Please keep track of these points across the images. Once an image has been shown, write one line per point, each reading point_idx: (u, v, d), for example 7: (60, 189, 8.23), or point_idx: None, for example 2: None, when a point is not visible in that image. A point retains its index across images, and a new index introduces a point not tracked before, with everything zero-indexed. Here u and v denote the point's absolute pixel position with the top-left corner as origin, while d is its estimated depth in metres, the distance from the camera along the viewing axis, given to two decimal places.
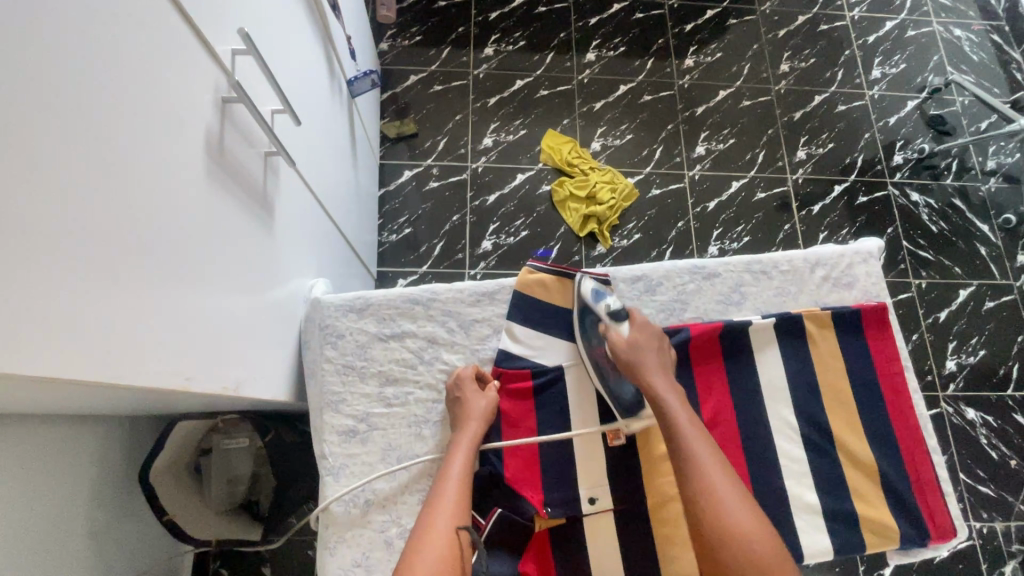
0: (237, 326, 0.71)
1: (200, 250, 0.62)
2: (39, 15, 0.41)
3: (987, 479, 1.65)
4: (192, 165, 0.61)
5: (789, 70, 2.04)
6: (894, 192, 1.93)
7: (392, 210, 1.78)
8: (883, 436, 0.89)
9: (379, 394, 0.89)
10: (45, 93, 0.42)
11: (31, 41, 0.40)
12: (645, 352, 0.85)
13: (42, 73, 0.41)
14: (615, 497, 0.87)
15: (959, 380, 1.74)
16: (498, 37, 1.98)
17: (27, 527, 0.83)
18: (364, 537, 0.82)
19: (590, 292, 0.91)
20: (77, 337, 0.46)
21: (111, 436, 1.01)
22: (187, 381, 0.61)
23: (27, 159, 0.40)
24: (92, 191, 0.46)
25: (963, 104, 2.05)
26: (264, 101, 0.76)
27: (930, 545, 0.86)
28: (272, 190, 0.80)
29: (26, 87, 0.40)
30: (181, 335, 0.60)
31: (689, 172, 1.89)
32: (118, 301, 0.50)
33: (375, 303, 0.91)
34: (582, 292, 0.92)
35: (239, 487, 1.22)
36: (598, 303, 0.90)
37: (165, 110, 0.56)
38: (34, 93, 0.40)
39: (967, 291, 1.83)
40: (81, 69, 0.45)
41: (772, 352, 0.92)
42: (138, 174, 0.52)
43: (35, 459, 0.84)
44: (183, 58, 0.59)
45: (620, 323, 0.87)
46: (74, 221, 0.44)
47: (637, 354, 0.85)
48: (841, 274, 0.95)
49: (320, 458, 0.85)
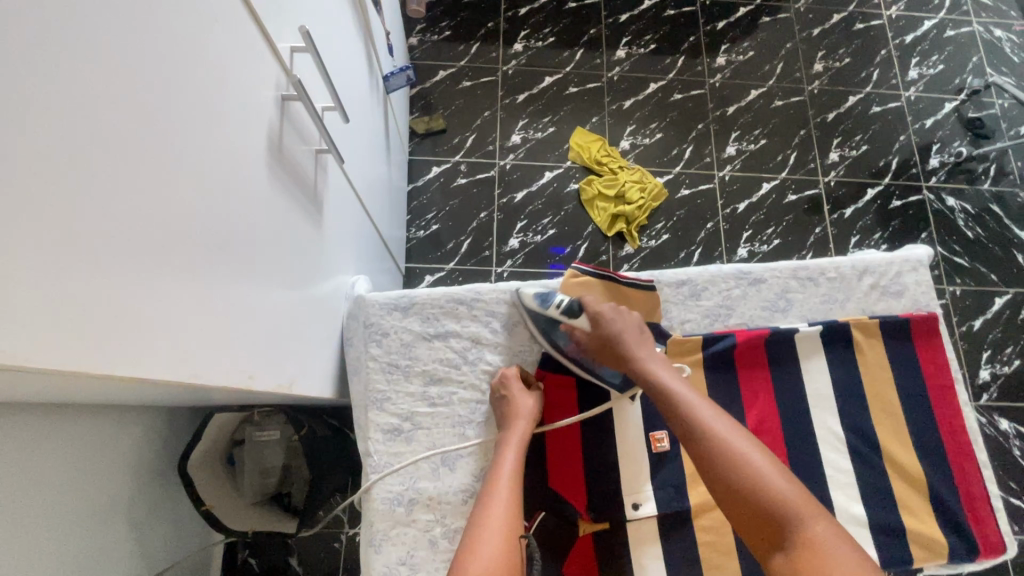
0: (289, 324, 0.72)
1: (260, 250, 0.63)
2: (120, 21, 0.42)
3: (1019, 491, 1.62)
4: (255, 166, 0.61)
5: (823, 70, 2.01)
6: (930, 196, 1.89)
7: (420, 206, 1.78)
8: (931, 448, 0.87)
9: (423, 393, 0.89)
10: (125, 97, 0.42)
11: (113, 41, 0.41)
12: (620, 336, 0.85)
13: (119, 73, 0.41)
14: (658, 503, 0.86)
15: (992, 390, 1.71)
16: (528, 33, 1.96)
17: (68, 519, 0.84)
18: (407, 536, 0.82)
19: (535, 300, 0.90)
20: (151, 335, 0.47)
21: (151, 426, 1.03)
22: (248, 379, 0.62)
23: (107, 162, 0.40)
24: (166, 191, 0.47)
25: (1002, 107, 2.00)
26: (317, 98, 0.75)
27: (978, 560, 0.84)
28: (323, 186, 0.80)
29: (108, 91, 0.40)
30: (242, 333, 0.61)
31: (719, 172, 1.86)
32: (188, 299, 0.51)
33: (419, 301, 0.91)
34: (528, 301, 0.90)
35: (271, 478, 1.22)
36: (547, 307, 0.89)
37: (231, 109, 0.56)
38: (116, 98, 0.41)
39: (1004, 300, 1.79)
40: (154, 68, 0.45)
41: (818, 360, 0.90)
42: (207, 174, 0.53)
43: (76, 452, 0.85)
44: (248, 57, 0.59)
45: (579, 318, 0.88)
46: (148, 223, 0.45)
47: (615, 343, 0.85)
48: (890, 281, 0.93)
49: (365, 456, 0.86)
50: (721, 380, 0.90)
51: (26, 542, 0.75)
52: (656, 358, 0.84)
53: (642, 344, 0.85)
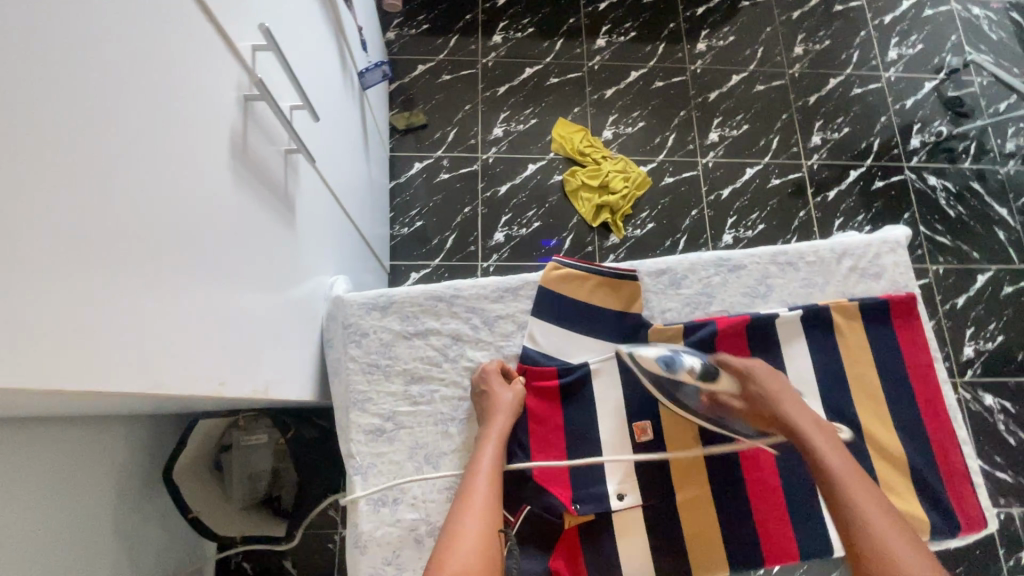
0: (264, 328, 0.70)
1: (226, 254, 0.61)
2: (71, 23, 0.40)
3: (1004, 465, 1.65)
4: (218, 168, 0.60)
5: (803, 54, 2.00)
6: (911, 176, 1.91)
7: (404, 203, 1.77)
8: (912, 427, 0.88)
9: (405, 392, 0.88)
10: (77, 100, 0.41)
11: (63, 43, 0.39)
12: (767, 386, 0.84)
13: (71, 78, 0.40)
14: (644, 492, 0.87)
15: (976, 366, 1.73)
16: (506, 24, 1.94)
17: (52, 539, 0.82)
18: (393, 536, 0.82)
19: (662, 364, 0.84)
20: (115, 346, 0.45)
21: (134, 435, 1.02)
22: (219, 386, 0.60)
23: (62, 169, 0.39)
24: (116, 193, 0.45)
25: (981, 85, 2.01)
26: (284, 97, 0.74)
27: (960, 536, 0.85)
28: (293, 187, 0.79)
29: (59, 95, 0.39)
30: (213, 340, 0.59)
31: (702, 159, 1.86)
32: (150, 307, 0.49)
33: (398, 300, 0.90)
34: (653, 367, 0.84)
35: (260, 483, 1.22)
36: (683, 369, 0.84)
37: (191, 112, 0.55)
38: (70, 104, 0.40)
39: (986, 277, 1.81)
40: (98, 67, 0.43)
41: (799, 344, 0.91)
42: (162, 176, 0.51)
43: (58, 465, 0.83)
44: (203, 54, 0.57)
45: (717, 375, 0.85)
46: (98, 228, 0.43)
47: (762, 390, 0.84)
48: (869, 263, 0.93)
49: (348, 457, 0.85)
50: None
51: (15, 558, 0.75)
52: (807, 417, 0.82)
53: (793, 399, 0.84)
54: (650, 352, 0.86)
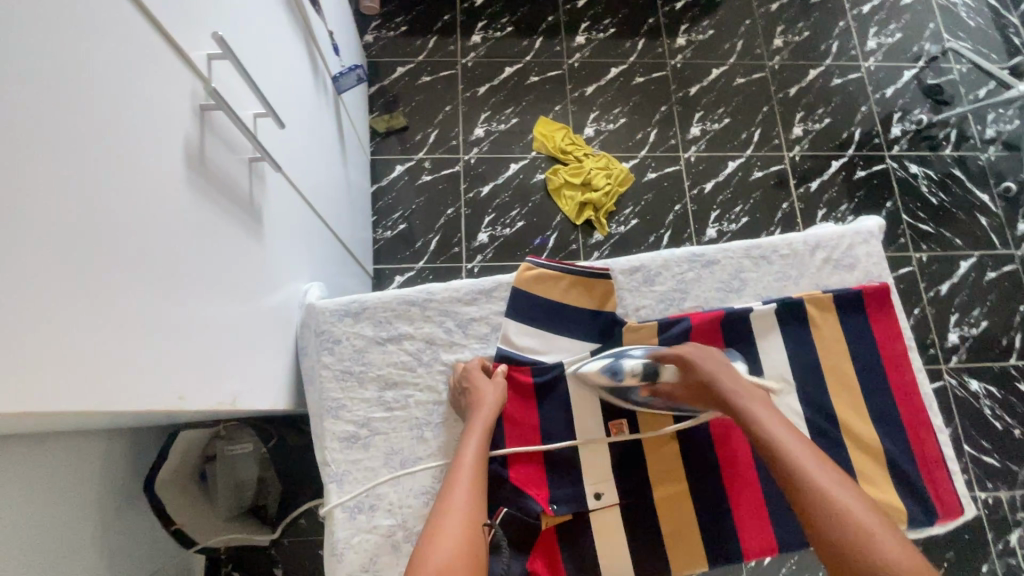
0: (230, 340, 0.70)
1: (183, 266, 0.60)
2: (14, 41, 0.40)
3: (991, 450, 1.66)
4: (173, 180, 0.59)
5: (783, 45, 2.00)
6: (893, 164, 1.91)
7: (386, 207, 1.76)
8: (887, 417, 0.88)
9: (379, 398, 0.88)
10: (23, 119, 0.40)
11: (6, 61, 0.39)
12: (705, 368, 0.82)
13: (17, 97, 0.40)
14: (621, 490, 0.87)
15: (961, 352, 1.74)
16: (485, 24, 1.94)
17: (33, 558, 0.82)
18: (370, 543, 0.81)
19: (602, 371, 0.86)
20: (68, 365, 0.45)
21: (114, 449, 1.01)
22: (179, 400, 0.59)
23: (9, 189, 0.39)
24: (62, 207, 0.44)
25: (960, 72, 2.02)
26: (245, 106, 0.73)
27: (938, 524, 0.85)
28: (259, 196, 0.78)
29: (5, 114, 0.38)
30: (172, 355, 0.58)
31: (684, 154, 1.86)
32: (105, 323, 0.49)
33: (371, 305, 0.90)
34: (594, 374, 0.86)
35: (246, 491, 1.23)
36: (621, 374, 0.84)
37: (142, 124, 0.54)
38: (16, 123, 0.39)
39: (969, 263, 1.82)
40: (39, 80, 0.42)
41: (773, 338, 0.91)
42: (112, 189, 0.50)
43: (37, 481, 0.83)
44: (153, 64, 0.56)
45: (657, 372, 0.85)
46: (43, 244, 0.42)
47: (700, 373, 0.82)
48: (841, 255, 0.94)
49: (323, 466, 0.85)
50: None
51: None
52: (747, 392, 0.79)
53: (732, 373, 0.82)
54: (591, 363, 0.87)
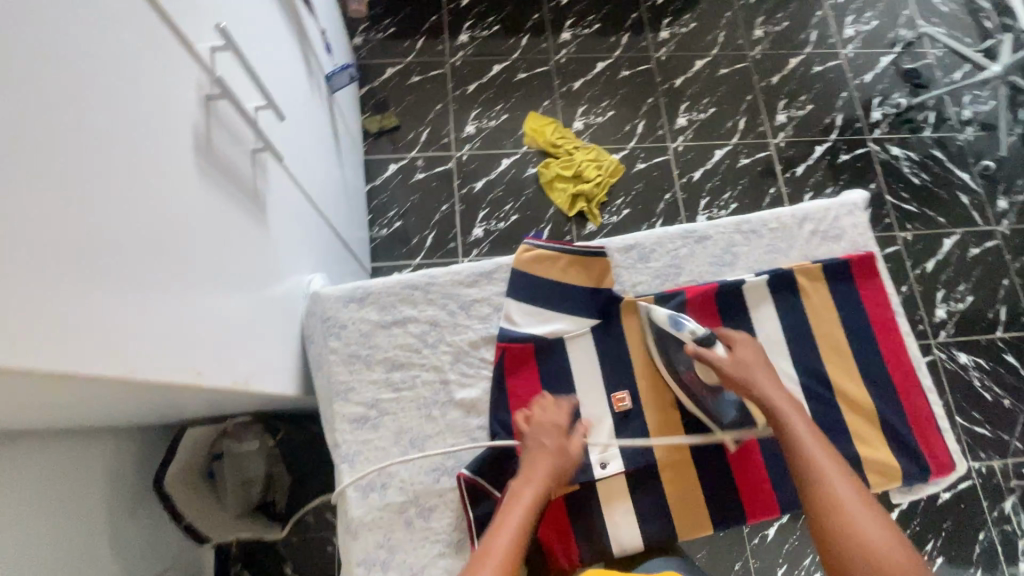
0: (241, 323, 0.72)
1: (194, 250, 0.62)
2: (32, 27, 0.42)
3: (982, 420, 1.70)
4: (183, 167, 0.61)
5: (763, 36, 2.05)
6: (875, 148, 1.96)
7: (381, 205, 1.78)
8: (879, 379, 0.91)
9: (386, 380, 0.90)
10: (42, 103, 0.42)
11: (26, 45, 0.41)
12: (754, 367, 0.84)
13: (36, 81, 0.42)
14: (627, 459, 0.89)
15: (950, 327, 1.78)
16: (471, 24, 1.97)
17: (48, 554, 0.83)
18: (384, 520, 0.83)
19: (666, 321, 0.88)
20: (88, 336, 0.46)
21: (122, 447, 1.02)
22: (196, 375, 0.61)
23: (29, 166, 0.41)
24: (75, 185, 0.45)
25: (936, 57, 2.07)
26: (247, 98, 0.76)
27: (931, 480, 0.88)
28: (263, 186, 0.80)
29: (24, 96, 0.41)
30: (187, 334, 0.60)
31: (672, 144, 1.90)
32: (123, 300, 0.51)
33: (375, 291, 0.92)
34: (658, 319, 0.89)
35: (254, 489, 1.21)
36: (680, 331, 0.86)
37: (154, 113, 0.56)
38: (33, 103, 0.41)
39: (952, 240, 1.87)
40: (50, 63, 0.43)
41: (766, 307, 0.94)
42: (123, 173, 0.51)
43: (47, 476, 0.84)
44: (157, 55, 0.57)
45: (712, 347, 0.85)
46: (56, 223, 0.43)
47: (749, 367, 0.84)
48: (829, 226, 0.97)
49: (334, 447, 0.86)
50: None
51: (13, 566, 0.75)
52: (786, 399, 0.81)
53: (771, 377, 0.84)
54: (662, 310, 0.89)
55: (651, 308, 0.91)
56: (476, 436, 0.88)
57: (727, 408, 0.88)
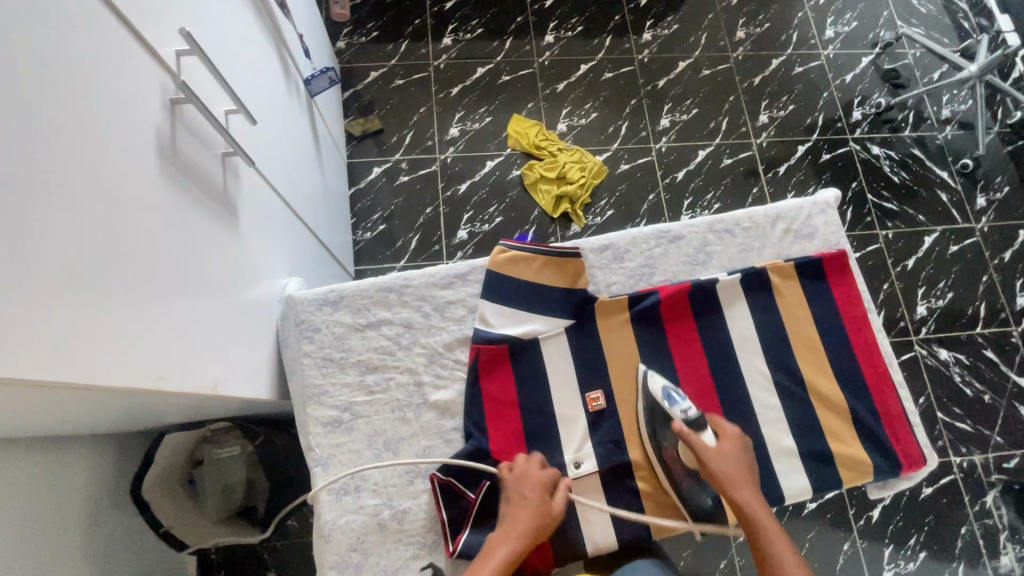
0: (209, 328, 0.71)
1: (158, 254, 0.62)
2: None
3: (963, 416, 1.72)
4: (146, 171, 0.61)
5: (745, 37, 2.07)
6: (856, 147, 1.98)
7: (365, 208, 1.78)
8: (851, 376, 0.92)
9: (360, 382, 0.90)
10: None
11: None
12: (734, 469, 0.80)
13: None
14: (601, 459, 0.89)
15: (930, 324, 1.80)
16: (455, 27, 1.97)
17: (23, 562, 0.82)
18: (357, 522, 0.83)
19: (661, 395, 0.85)
20: (44, 339, 0.46)
21: (100, 454, 1.02)
22: (158, 381, 0.60)
23: None
24: (32, 187, 0.45)
25: (915, 57, 2.10)
26: (217, 103, 0.76)
27: (902, 475, 0.89)
28: (234, 190, 0.80)
29: None
30: (149, 339, 0.59)
31: (655, 145, 1.91)
32: (80, 304, 0.50)
33: (349, 294, 0.92)
34: (654, 391, 0.86)
35: (235, 494, 1.20)
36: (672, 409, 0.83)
37: (116, 117, 0.56)
38: None
39: (932, 238, 1.89)
40: (6, 65, 0.43)
41: (739, 306, 0.95)
42: (83, 176, 0.51)
43: (25, 483, 0.84)
44: (118, 60, 0.57)
45: (701, 435, 0.82)
46: (12, 223, 0.43)
47: (729, 469, 0.80)
48: (801, 225, 0.98)
49: (307, 450, 0.86)
50: (648, 336, 0.94)
51: None
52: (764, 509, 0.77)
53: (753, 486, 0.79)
54: (659, 381, 0.87)
55: (649, 376, 0.89)
56: (451, 437, 0.89)
57: (703, 496, 0.87)
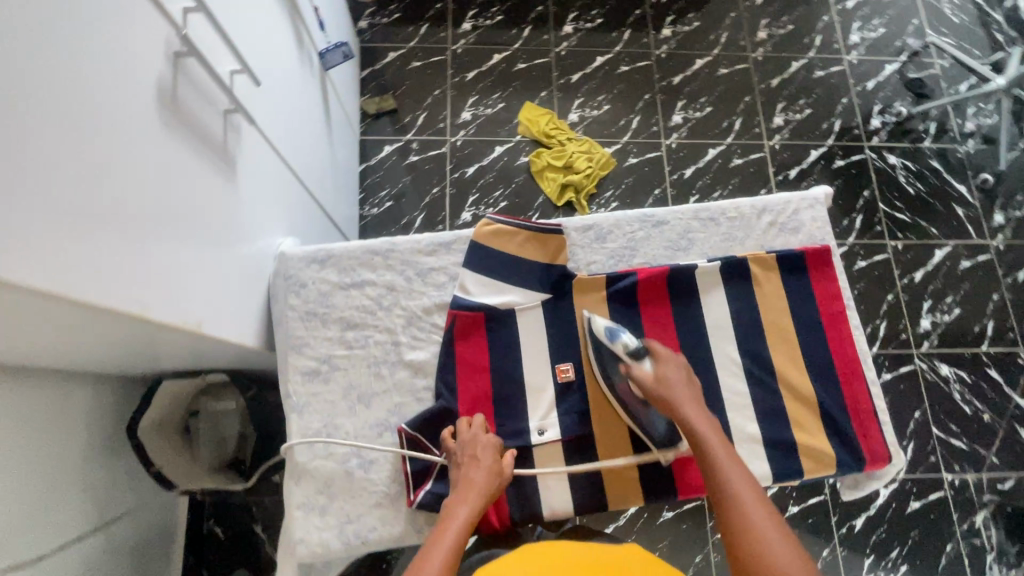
0: (198, 269, 0.74)
1: (151, 191, 0.65)
2: None
3: (959, 433, 1.69)
4: (144, 112, 0.65)
5: (766, 38, 2.05)
6: (871, 155, 1.95)
7: (374, 184, 1.83)
8: (823, 369, 0.93)
9: (341, 337, 0.94)
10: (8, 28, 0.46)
11: None
12: (675, 384, 0.86)
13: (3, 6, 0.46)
14: (565, 429, 0.92)
15: (933, 338, 1.77)
16: (475, 12, 2.00)
17: (23, 479, 0.89)
18: (326, 467, 0.88)
19: (604, 333, 0.91)
20: (35, 247, 0.49)
21: (103, 392, 1.08)
22: (143, 308, 0.63)
23: None
24: (34, 108, 0.49)
25: (942, 67, 2.05)
26: (222, 62, 0.80)
27: (866, 471, 0.90)
28: (234, 146, 0.84)
29: None
30: (137, 268, 0.62)
31: (666, 140, 1.91)
32: (72, 222, 0.53)
33: (337, 254, 0.96)
34: (598, 333, 0.92)
35: (228, 446, 1.28)
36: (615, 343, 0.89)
37: (118, 58, 0.60)
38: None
39: (943, 252, 1.85)
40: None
41: (716, 293, 0.96)
42: (82, 107, 0.55)
43: (30, 407, 0.90)
44: (125, 8, 0.62)
45: (642, 362, 0.88)
46: (13, 136, 0.47)
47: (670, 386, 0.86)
48: (787, 219, 0.98)
49: (286, 397, 0.91)
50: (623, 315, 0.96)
51: None
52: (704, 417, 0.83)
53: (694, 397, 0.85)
54: (602, 321, 0.93)
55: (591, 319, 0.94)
56: (422, 396, 0.92)
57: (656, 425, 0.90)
